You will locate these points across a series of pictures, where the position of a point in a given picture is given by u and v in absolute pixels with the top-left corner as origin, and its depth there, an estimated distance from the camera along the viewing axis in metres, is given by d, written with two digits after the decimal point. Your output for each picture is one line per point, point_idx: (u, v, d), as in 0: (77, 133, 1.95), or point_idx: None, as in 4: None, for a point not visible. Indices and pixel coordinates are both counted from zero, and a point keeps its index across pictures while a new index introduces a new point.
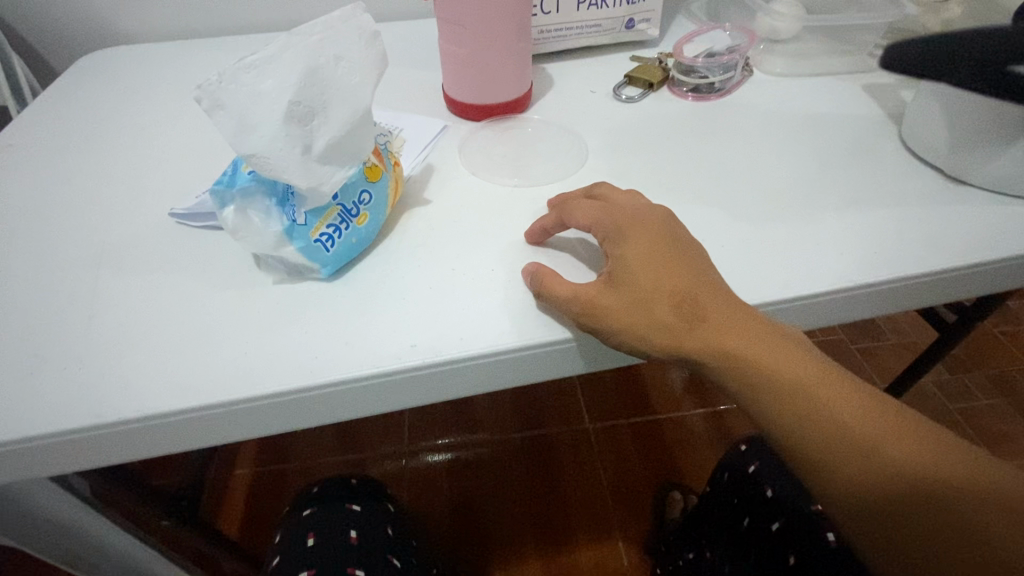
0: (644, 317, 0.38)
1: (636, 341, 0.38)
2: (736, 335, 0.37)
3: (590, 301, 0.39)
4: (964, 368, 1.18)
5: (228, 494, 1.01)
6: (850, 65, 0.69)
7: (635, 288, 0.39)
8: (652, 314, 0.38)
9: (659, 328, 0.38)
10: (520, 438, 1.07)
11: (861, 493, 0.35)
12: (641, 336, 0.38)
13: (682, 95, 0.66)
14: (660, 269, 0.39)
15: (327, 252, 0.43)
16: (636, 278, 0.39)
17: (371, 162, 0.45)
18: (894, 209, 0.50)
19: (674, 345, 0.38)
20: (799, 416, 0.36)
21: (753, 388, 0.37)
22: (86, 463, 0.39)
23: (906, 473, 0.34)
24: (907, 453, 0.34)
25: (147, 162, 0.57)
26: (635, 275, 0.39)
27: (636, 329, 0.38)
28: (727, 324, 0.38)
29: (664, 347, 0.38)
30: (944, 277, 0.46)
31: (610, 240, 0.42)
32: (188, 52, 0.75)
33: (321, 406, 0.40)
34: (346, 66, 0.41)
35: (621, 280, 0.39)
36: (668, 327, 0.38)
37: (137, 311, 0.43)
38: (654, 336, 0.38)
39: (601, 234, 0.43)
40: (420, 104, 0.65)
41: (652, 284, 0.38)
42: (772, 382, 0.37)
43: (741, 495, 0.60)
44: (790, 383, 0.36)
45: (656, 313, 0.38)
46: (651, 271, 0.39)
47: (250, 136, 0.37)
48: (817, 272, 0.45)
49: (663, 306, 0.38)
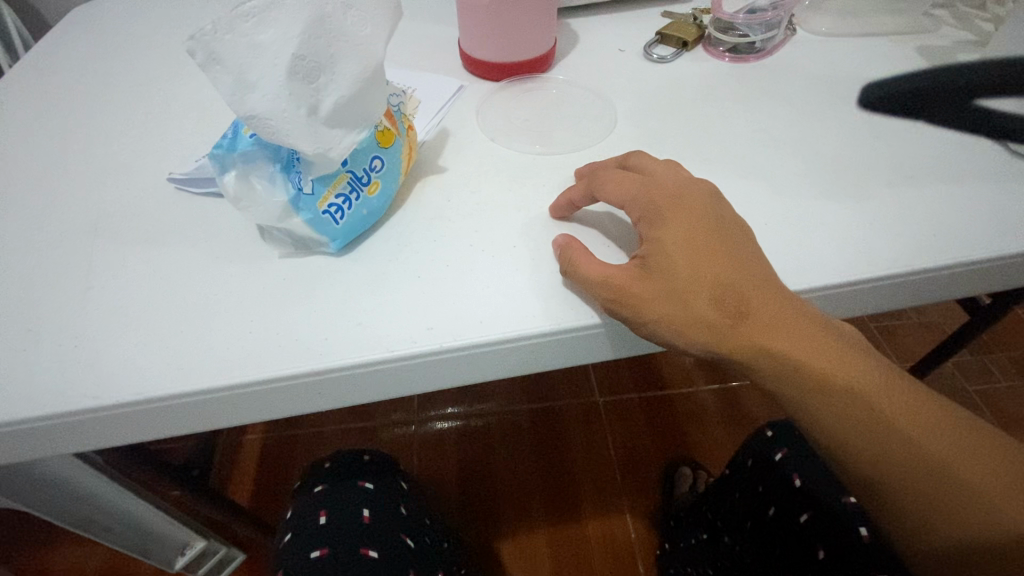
0: (682, 310, 0.35)
1: (672, 335, 0.35)
2: (782, 332, 0.34)
3: (623, 289, 0.36)
4: (986, 350, 1.15)
5: (239, 461, 1.01)
6: (904, 24, 0.63)
7: (672, 278, 0.35)
8: (690, 307, 0.35)
9: (698, 322, 0.34)
10: (530, 411, 1.06)
11: (907, 491, 0.33)
12: (678, 330, 0.35)
13: (718, 56, 0.60)
14: (701, 256, 0.36)
15: (337, 225, 0.40)
16: (674, 266, 0.35)
17: (383, 125, 0.41)
18: (950, 185, 0.46)
19: (713, 342, 0.35)
20: (845, 418, 0.33)
21: (800, 388, 0.34)
22: (85, 446, 0.37)
23: (946, 471, 0.32)
24: (956, 449, 0.33)
25: (143, 122, 0.54)
26: (672, 261, 0.36)
27: (672, 323, 0.35)
28: (772, 321, 0.34)
29: (703, 344, 0.35)
30: (1001, 262, 0.41)
31: (646, 221, 0.38)
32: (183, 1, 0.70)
33: (330, 390, 0.38)
34: (357, 15, 0.36)
35: (656, 266, 0.36)
36: (708, 322, 0.34)
37: (136, 285, 0.41)
38: (692, 331, 0.35)
39: (636, 212, 0.39)
40: (435, 62, 0.60)
41: (691, 272, 0.35)
42: (820, 384, 0.34)
43: (766, 483, 0.58)
44: (839, 384, 0.34)
45: (695, 307, 0.35)
46: (691, 257, 0.35)
47: (250, 96, 0.33)
48: (868, 255, 0.41)
49: (702, 300, 0.35)
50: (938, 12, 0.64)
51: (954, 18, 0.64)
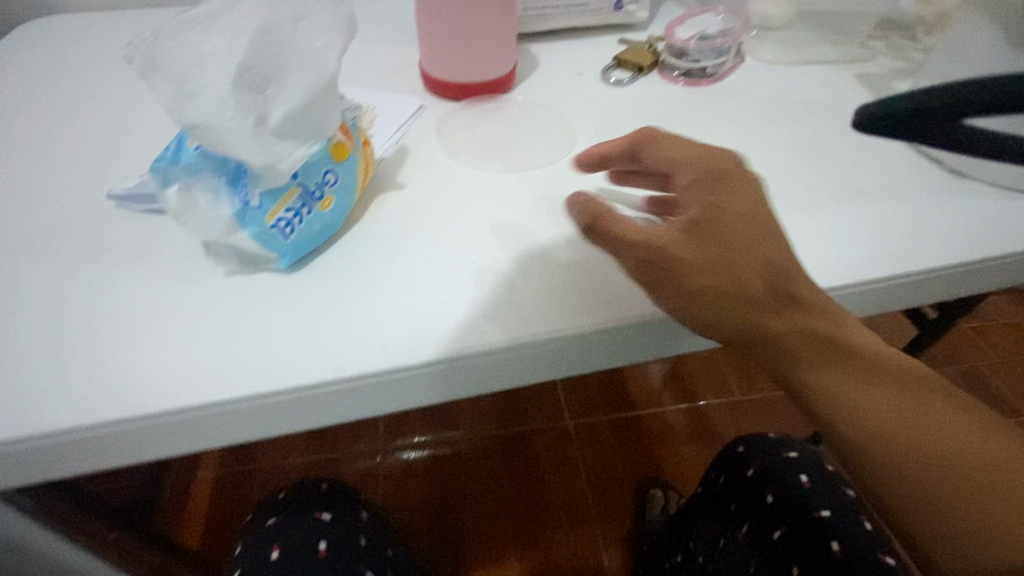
0: (731, 284, 0.33)
1: (717, 311, 0.33)
2: (818, 316, 0.34)
3: (668, 257, 0.33)
4: (937, 364, 1.25)
5: (190, 500, 0.94)
6: (844, 55, 0.68)
7: (726, 252, 0.33)
8: (739, 282, 0.33)
9: (746, 298, 0.33)
10: (500, 436, 1.03)
11: (932, 487, 0.33)
12: (726, 306, 0.33)
13: (673, 80, 0.62)
14: (754, 232, 0.34)
15: (286, 240, 0.38)
16: (727, 241, 0.33)
17: (337, 139, 0.40)
18: (895, 201, 0.48)
19: (760, 319, 0.33)
20: (870, 403, 0.34)
21: (834, 371, 0.34)
22: (12, 481, 0.34)
23: (966, 458, 0.33)
24: (962, 444, 0.33)
25: (76, 133, 0.50)
26: (727, 234, 0.34)
27: (720, 299, 0.33)
28: (811, 304, 0.34)
29: (749, 321, 0.33)
30: (944, 273, 0.43)
31: (700, 186, 0.35)
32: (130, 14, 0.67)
33: (284, 414, 0.36)
34: (307, 28, 0.35)
35: (709, 238, 0.33)
36: (755, 297, 0.33)
37: (67, 308, 0.38)
38: (739, 306, 0.33)
39: (690, 175, 0.36)
40: (395, 82, 0.60)
41: (744, 248, 0.34)
42: (852, 369, 0.34)
43: (738, 501, 0.60)
44: (870, 370, 0.34)
45: (746, 282, 0.33)
46: (745, 232, 0.34)
47: (192, 105, 0.32)
48: (822, 268, 0.42)
49: (754, 275, 0.33)
50: (875, 44, 0.69)
51: (890, 49, 0.68)
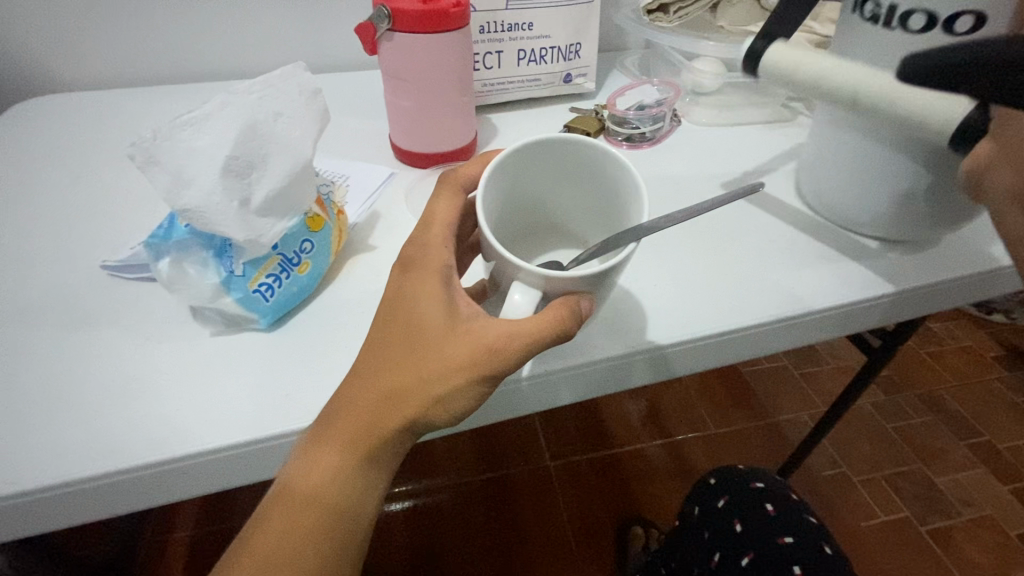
0: None
1: None
2: None
3: None
4: (897, 389, 1.33)
5: (165, 564, 0.92)
6: (769, 114, 0.77)
7: None
8: None
9: None
10: (482, 481, 1.05)
11: None
12: None
13: (617, 143, 0.70)
14: None
15: (268, 302, 0.43)
16: None
17: (314, 212, 0.46)
18: (809, 247, 0.55)
19: None
20: None
21: None
22: (15, 533, 0.37)
23: None
24: None
25: (64, 208, 0.54)
26: None
27: None
28: None
29: None
30: (847, 310, 0.51)
31: None
32: (118, 90, 0.72)
33: (278, 456, 0.40)
34: (286, 122, 0.42)
35: None
36: None
37: (63, 372, 0.41)
38: None
39: None
40: (367, 151, 0.66)
41: None
42: None
43: (712, 529, 0.64)
44: None
45: None
46: None
47: (185, 191, 0.37)
48: (730, 310, 0.49)
49: None
50: (795, 104, 0.79)
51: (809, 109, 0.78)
